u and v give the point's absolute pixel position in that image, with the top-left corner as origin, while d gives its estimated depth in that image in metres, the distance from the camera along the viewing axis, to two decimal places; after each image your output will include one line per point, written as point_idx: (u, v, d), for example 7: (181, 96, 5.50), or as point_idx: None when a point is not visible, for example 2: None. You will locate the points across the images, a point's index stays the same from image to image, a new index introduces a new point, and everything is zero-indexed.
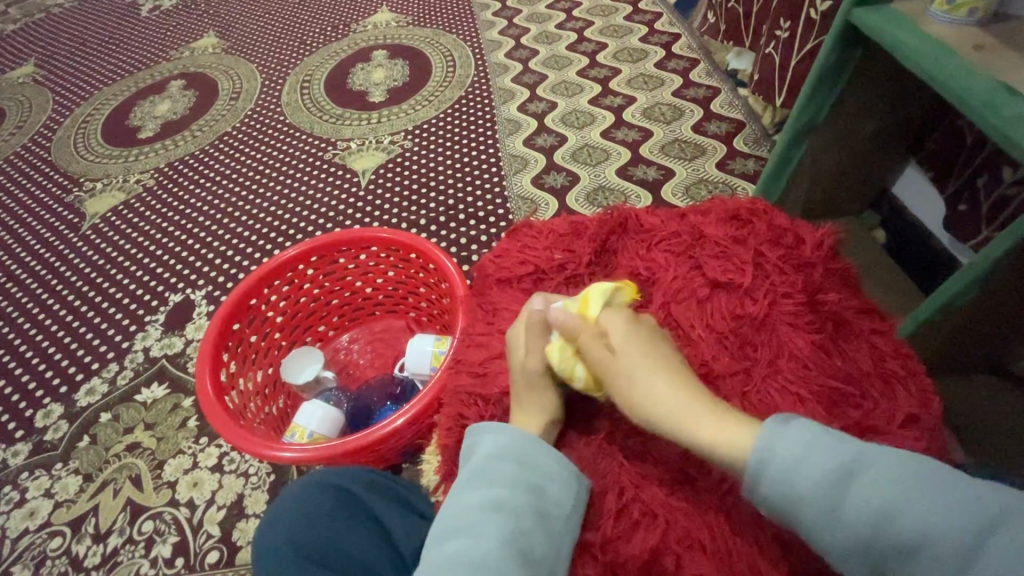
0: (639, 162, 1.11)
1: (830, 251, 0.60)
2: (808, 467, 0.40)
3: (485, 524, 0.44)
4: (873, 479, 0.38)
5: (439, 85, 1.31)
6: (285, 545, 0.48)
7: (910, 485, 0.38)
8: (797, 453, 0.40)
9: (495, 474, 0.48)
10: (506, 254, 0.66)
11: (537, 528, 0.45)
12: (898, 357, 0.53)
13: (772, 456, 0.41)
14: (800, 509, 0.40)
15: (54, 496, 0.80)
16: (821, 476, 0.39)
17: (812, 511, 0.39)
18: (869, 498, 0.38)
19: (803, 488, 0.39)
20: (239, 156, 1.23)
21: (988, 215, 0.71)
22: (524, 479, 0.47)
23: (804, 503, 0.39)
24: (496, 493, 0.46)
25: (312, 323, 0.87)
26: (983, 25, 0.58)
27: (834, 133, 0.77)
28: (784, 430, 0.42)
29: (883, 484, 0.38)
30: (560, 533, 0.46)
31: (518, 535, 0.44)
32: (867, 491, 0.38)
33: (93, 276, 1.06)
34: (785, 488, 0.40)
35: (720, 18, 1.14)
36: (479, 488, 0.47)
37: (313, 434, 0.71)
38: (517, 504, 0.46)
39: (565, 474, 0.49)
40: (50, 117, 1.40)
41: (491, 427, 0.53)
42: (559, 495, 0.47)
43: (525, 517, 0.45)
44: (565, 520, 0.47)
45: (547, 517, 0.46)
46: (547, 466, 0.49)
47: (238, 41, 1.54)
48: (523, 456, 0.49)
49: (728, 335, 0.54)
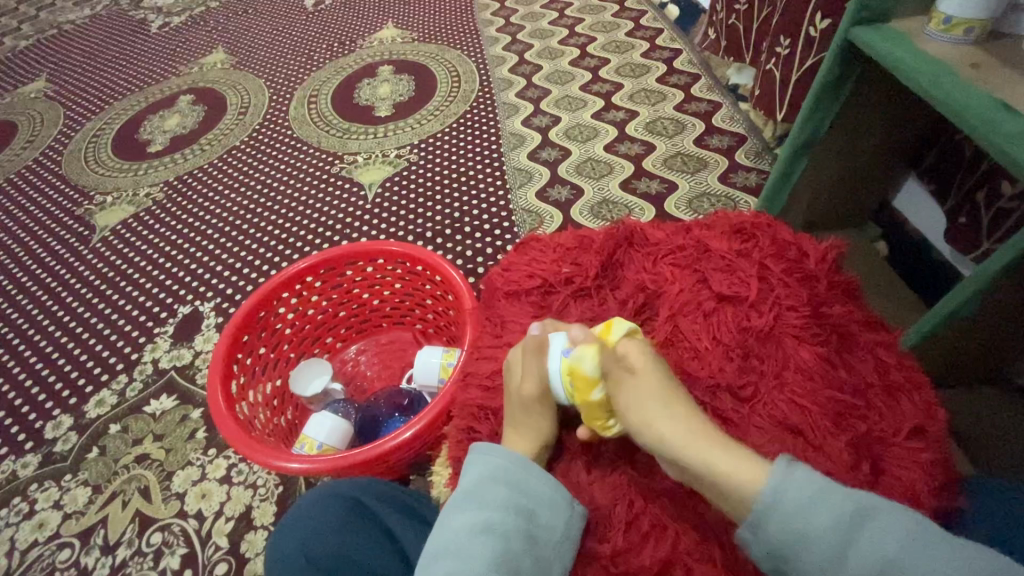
0: (642, 175, 1.12)
1: (832, 265, 0.61)
2: (815, 509, 0.41)
3: (474, 546, 0.45)
4: (876, 530, 0.40)
5: (444, 100, 1.33)
6: (298, 554, 0.49)
7: (908, 541, 0.39)
8: (803, 498, 0.42)
9: (486, 497, 0.48)
10: (514, 268, 0.68)
11: (526, 552, 0.46)
12: (903, 369, 0.54)
13: (781, 498, 0.42)
14: (802, 548, 0.41)
15: (63, 508, 0.80)
16: (827, 522, 0.41)
17: (813, 554, 0.41)
18: (875, 545, 0.39)
19: (811, 531, 0.41)
20: (246, 170, 1.25)
21: (988, 229, 0.72)
22: (514, 502, 0.48)
23: (808, 546, 0.41)
24: (487, 516, 0.47)
25: (321, 335, 0.88)
26: (979, 44, 0.59)
27: (834, 148, 0.78)
28: (798, 477, 0.43)
29: (888, 534, 0.40)
30: (550, 559, 0.46)
31: (506, 559, 0.45)
32: (870, 541, 0.40)
33: (103, 289, 1.07)
34: (794, 527, 0.41)
35: (720, 34, 1.16)
36: (469, 512, 0.48)
37: (322, 445, 0.71)
38: (507, 526, 0.46)
39: (559, 500, 0.49)
40: (61, 132, 1.43)
41: (484, 447, 0.53)
42: (550, 519, 0.47)
43: (514, 539, 0.46)
44: (557, 544, 0.47)
45: (537, 541, 0.46)
46: (540, 489, 0.49)
47: (247, 56, 1.57)
48: (516, 479, 0.49)
49: (734, 347, 0.55)
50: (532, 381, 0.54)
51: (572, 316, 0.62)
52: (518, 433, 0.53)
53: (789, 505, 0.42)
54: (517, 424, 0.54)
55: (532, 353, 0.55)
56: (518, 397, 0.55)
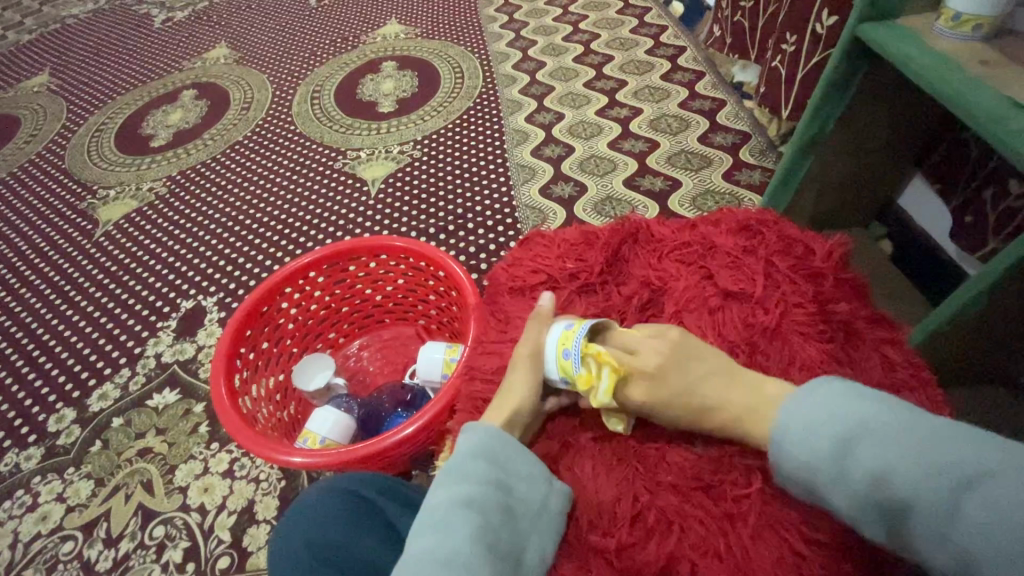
0: (646, 172, 1.12)
1: (839, 262, 0.60)
2: (814, 430, 0.43)
3: (453, 518, 0.45)
4: (870, 439, 0.40)
5: (447, 96, 1.33)
6: (301, 548, 0.49)
7: (901, 446, 0.39)
8: (803, 424, 0.44)
9: (463, 472, 0.48)
10: (518, 264, 0.67)
11: (504, 525, 0.46)
12: (909, 367, 0.54)
13: (787, 429, 0.44)
14: (811, 471, 0.42)
15: (66, 501, 0.81)
16: (826, 438, 0.42)
17: (821, 474, 0.42)
18: (867, 456, 0.39)
19: (815, 454, 0.42)
20: (249, 165, 1.25)
21: (994, 227, 0.72)
22: (492, 476, 0.48)
23: (813, 467, 0.42)
24: (465, 490, 0.47)
25: (323, 330, 0.88)
26: (987, 41, 0.59)
27: (839, 145, 0.78)
28: (799, 408, 0.45)
29: (879, 439, 0.40)
30: (527, 530, 0.47)
31: (485, 531, 0.45)
32: (863, 453, 0.40)
33: (106, 282, 1.07)
34: (797, 454, 0.43)
35: (725, 32, 1.16)
36: (449, 487, 0.47)
37: (325, 440, 0.71)
38: (484, 499, 0.46)
39: (535, 475, 0.50)
40: (64, 126, 1.43)
41: (467, 428, 0.52)
42: (528, 494, 0.48)
43: (492, 512, 0.46)
44: (535, 517, 0.48)
45: (516, 515, 0.47)
46: (517, 465, 0.50)
47: (249, 51, 1.57)
48: (494, 454, 0.50)
49: (740, 344, 0.54)
50: (525, 344, 0.57)
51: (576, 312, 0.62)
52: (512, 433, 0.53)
53: (794, 432, 0.44)
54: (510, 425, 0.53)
55: (535, 321, 0.58)
56: (517, 397, 0.54)
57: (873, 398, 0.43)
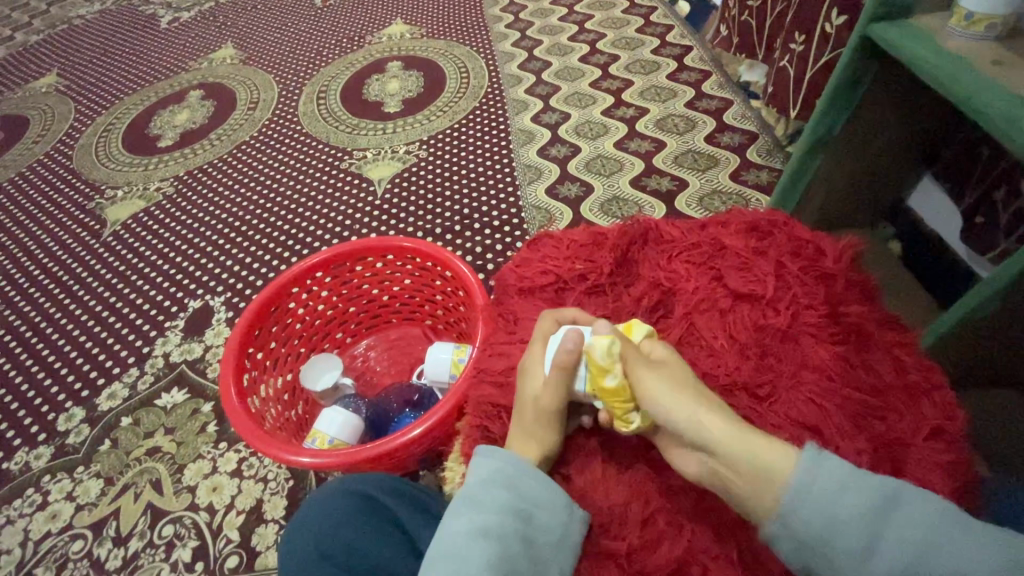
0: (652, 172, 1.12)
1: (850, 263, 0.60)
2: (842, 497, 0.42)
3: (471, 548, 0.44)
4: (902, 515, 0.40)
5: (453, 96, 1.33)
6: (313, 547, 0.49)
7: (938, 526, 0.39)
8: (828, 488, 0.42)
9: (484, 500, 0.48)
10: (527, 264, 0.67)
11: (523, 554, 0.45)
12: (921, 369, 0.53)
13: (806, 491, 0.42)
14: (834, 540, 0.41)
15: (76, 499, 0.81)
16: (856, 510, 0.41)
17: (845, 545, 0.41)
18: (904, 532, 0.40)
19: (841, 522, 0.41)
20: (256, 165, 1.25)
21: (1006, 228, 0.71)
22: (512, 504, 0.48)
23: (838, 535, 0.41)
24: (485, 518, 0.46)
25: (330, 330, 0.88)
26: (1000, 41, 0.58)
27: (849, 146, 0.77)
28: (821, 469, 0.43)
29: (914, 516, 0.40)
30: (547, 560, 0.46)
31: (504, 562, 0.44)
32: (897, 529, 0.40)
33: (115, 282, 1.08)
34: (820, 520, 0.41)
35: (732, 31, 1.15)
36: (469, 515, 0.47)
37: (334, 440, 0.71)
38: (504, 530, 0.46)
39: (557, 502, 0.49)
40: (73, 126, 1.43)
41: (487, 450, 0.53)
42: (548, 522, 0.48)
43: (511, 542, 0.46)
44: (554, 546, 0.47)
45: (535, 544, 0.46)
46: (538, 492, 0.49)
47: (256, 51, 1.58)
48: (516, 481, 0.49)
49: (751, 346, 0.54)
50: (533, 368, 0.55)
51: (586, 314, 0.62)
52: (521, 434, 0.53)
53: (815, 496, 0.42)
54: (520, 427, 0.53)
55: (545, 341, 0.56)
56: (528, 399, 0.54)
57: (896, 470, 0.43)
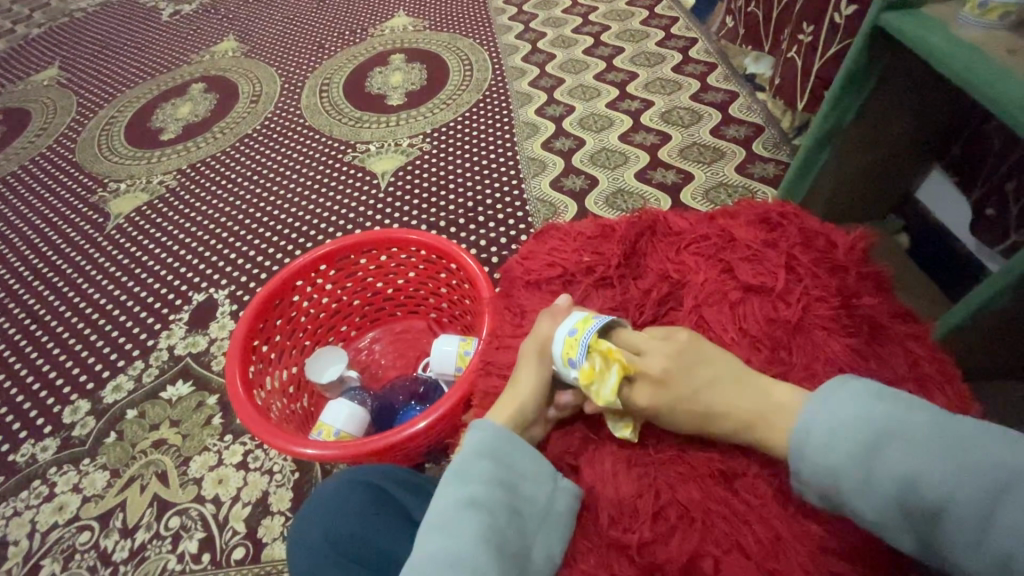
0: (658, 165, 1.11)
1: (862, 255, 0.59)
2: (838, 438, 0.44)
3: (460, 520, 0.46)
4: (899, 445, 0.42)
5: (457, 89, 1.32)
6: (322, 542, 0.50)
7: (932, 454, 0.41)
8: (824, 431, 0.45)
9: (470, 471, 0.49)
10: (534, 257, 0.67)
11: (510, 525, 0.47)
12: (934, 361, 0.53)
13: (808, 432, 0.45)
14: (834, 479, 0.43)
15: (82, 491, 0.81)
16: (850, 447, 0.43)
17: (846, 483, 0.43)
18: (896, 462, 0.41)
19: (840, 460, 0.43)
20: (258, 159, 1.24)
21: (1017, 220, 0.71)
22: (497, 476, 0.49)
23: (838, 475, 0.43)
24: (470, 490, 0.47)
25: (335, 323, 0.88)
26: (1015, 29, 0.57)
27: (858, 137, 0.77)
28: (819, 413, 0.46)
29: (908, 446, 0.41)
30: (534, 531, 0.48)
31: (492, 533, 0.46)
32: (891, 460, 0.42)
33: (119, 275, 1.08)
34: (819, 462, 0.44)
35: (738, 23, 1.14)
36: (456, 488, 0.48)
37: (340, 432, 0.71)
38: (491, 502, 0.47)
39: (540, 474, 0.50)
40: (74, 119, 1.43)
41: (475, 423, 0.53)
42: (534, 494, 0.49)
43: (499, 514, 0.47)
44: (542, 517, 0.48)
45: (522, 515, 0.48)
46: (522, 464, 0.50)
47: (257, 44, 1.56)
48: (500, 453, 0.50)
49: (762, 339, 0.54)
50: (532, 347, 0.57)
51: (594, 306, 0.61)
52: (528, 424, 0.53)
53: (815, 438, 0.45)
54: (525, 419, 0.53)
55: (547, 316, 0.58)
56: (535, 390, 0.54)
57: (890, 400, 0.44)
